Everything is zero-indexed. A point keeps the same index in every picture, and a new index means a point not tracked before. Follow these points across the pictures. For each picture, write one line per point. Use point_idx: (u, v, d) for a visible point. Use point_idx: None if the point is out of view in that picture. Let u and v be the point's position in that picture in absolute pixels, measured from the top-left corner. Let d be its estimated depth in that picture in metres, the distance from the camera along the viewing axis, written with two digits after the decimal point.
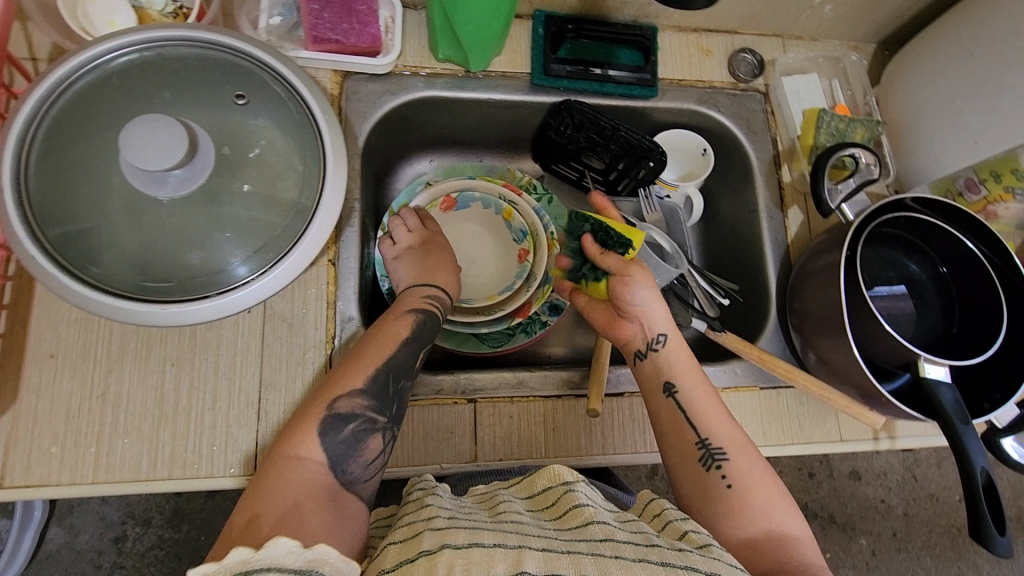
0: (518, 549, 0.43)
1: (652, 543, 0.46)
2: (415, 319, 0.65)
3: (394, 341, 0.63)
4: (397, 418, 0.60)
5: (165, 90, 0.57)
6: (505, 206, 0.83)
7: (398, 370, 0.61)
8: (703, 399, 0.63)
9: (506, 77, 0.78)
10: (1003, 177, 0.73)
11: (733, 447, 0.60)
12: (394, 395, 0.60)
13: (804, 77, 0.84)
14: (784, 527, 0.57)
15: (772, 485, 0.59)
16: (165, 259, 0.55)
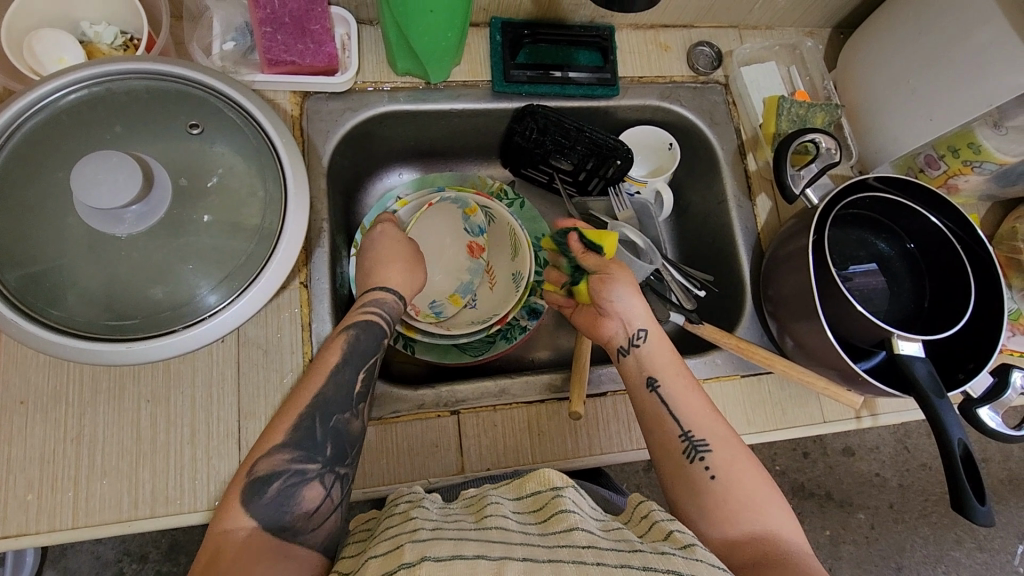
0: (500, 560, 0.42)
1: (634, 548, 0.46)
2: (348, 342, 0.59)
3: (321, 378, 0.57)
4: (335, 458, 0.55)
5: (117, 125, 0.56)
6: (470, 203, 0.81)
7: (324, 414, 0.55)
8: (685, 392, 0.63)
9: (467, 86, 0.78)
10: (961, 151, 0.73)
11: (716, 437, 0.60)
12: (327, 439, 0.55)
13: (762, 66, 0.85)
14: (768, 513, 0.57)
15: (757, 472, 0.59)
16: (128, 296, 0.54)
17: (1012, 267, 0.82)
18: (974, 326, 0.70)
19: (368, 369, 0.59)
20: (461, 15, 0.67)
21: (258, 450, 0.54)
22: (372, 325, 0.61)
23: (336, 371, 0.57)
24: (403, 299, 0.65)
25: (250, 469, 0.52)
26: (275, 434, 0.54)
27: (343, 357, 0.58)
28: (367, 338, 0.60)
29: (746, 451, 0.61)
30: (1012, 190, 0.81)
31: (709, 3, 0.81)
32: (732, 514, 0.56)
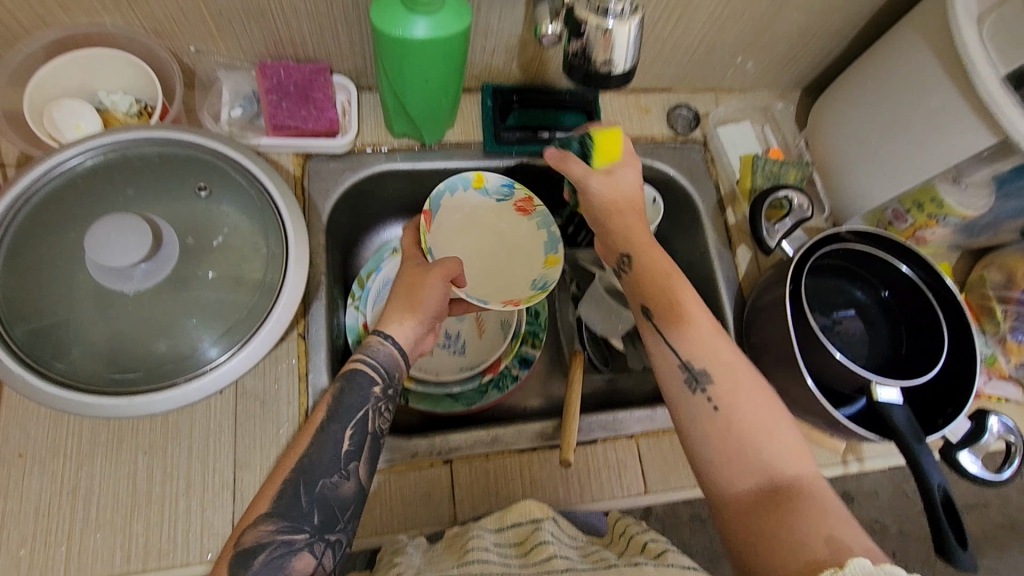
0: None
1: (609, 563, 0.51)
2: (337, 394, 0.58)
3: (306, 442, 0.56)
4: (323, 526, 0.53)
5: (129, 188, 0.59)
6: (472, 175, 0.80)
7: (308, 479, 0.53)
8: (686, 322, 0.64)
9: (460, 146, 0.83)
10: (925, 206, 0.78)
11: (725, 365, 0.61)
12: (313, 506, 0.53)
13: (737, 127, 0.91)
14: (776, 439, 0.58)
15: (762, 398, 0.60)
16: (132, 349, 0.56)
17: (983, 313, 0.85)
18: (949, 372, 0.73)
19: (357, 424, 0.57)
20: (455, 85, 0.71)
21: (246, 519, 0.52)
22: (357, 376, 0.59)
23: (323, 431, 0.56)
24: (402, 347, 0.63)
25: (237, 541, 0.51)
26: (263, 504, 0.53)
27: (329, 415, 0.57)
28: (353, 391, 0.58)
29: (753, 377, 0.62)
30: (978, 240, 0.85)
31: (686, 69, 0.88)
32: (738, 446, 0.58)
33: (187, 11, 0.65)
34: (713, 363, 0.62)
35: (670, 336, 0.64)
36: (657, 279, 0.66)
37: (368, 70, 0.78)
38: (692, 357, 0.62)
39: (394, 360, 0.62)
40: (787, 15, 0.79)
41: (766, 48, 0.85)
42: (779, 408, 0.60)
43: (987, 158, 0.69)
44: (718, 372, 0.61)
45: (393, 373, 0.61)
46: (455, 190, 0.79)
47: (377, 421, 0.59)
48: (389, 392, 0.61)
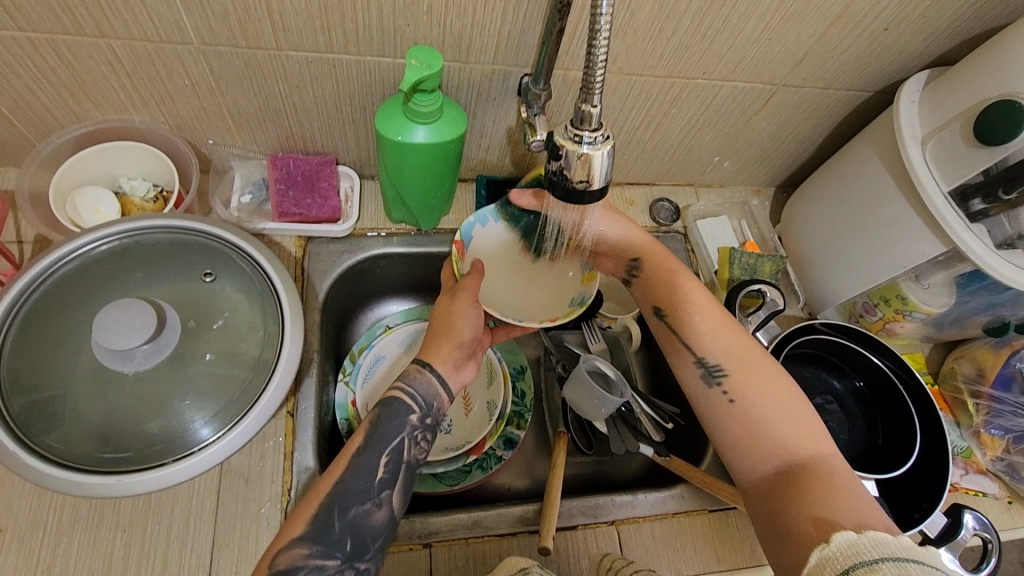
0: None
1: None
2: (375, 421, 0.62)
3: (340, 468, 0.58)
4: (353, 554, 0.55)
5: (138, 271, 0.63)
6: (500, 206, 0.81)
7: (341, 505, 0.56)
8: (702, 320, 0.71)
9: (453, 232, 0.88)
10: (892, 302, 0.82)
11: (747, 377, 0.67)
12: (344, 533, 0.55)
13: (716, 219, 0.96)
14: (787, 417, 0.64)
15: (780, 398, 0.65)
16: (124, 428, 0.58)
17: (957, 406, 0.88)
18: (921, 467, 0.75)
19: (391, 453, 0.60)
20: (450, 180, 0.77)
21: (278, 543, 0.54)
22: (395, 404, 0.63)
23: (358, 457, 0.59)
24: (439, 376, 0.66)
25: (270, 563, 0.53)
26: (296, 528, 0.55)
27: (366, 441, 0.60)
28: (391, 418, 0.62)
29: (769, 378, 0.67)
30: (946, 333, 0.89)
31: (667, 167, 0.95)
32: (750, 428, 0.64)
33: (209, 110, 0.71)
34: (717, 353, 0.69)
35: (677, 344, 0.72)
36: (669, 287, 0.75)
37: (371, 162, 0.85)
38: (710, 353, 0.69)
39: (433, 391, 0.65)
40: (757, 124, 0.86)
41: (739, 151, 0.92)
42: (797, 401, 0.65)
43: (942, 263, 0.74)
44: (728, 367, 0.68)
45: (431, 402, 0.65)
46: (487, 222, 0.80)
47: (414, 451, 0.62)
48: (426, 421, 0.64)
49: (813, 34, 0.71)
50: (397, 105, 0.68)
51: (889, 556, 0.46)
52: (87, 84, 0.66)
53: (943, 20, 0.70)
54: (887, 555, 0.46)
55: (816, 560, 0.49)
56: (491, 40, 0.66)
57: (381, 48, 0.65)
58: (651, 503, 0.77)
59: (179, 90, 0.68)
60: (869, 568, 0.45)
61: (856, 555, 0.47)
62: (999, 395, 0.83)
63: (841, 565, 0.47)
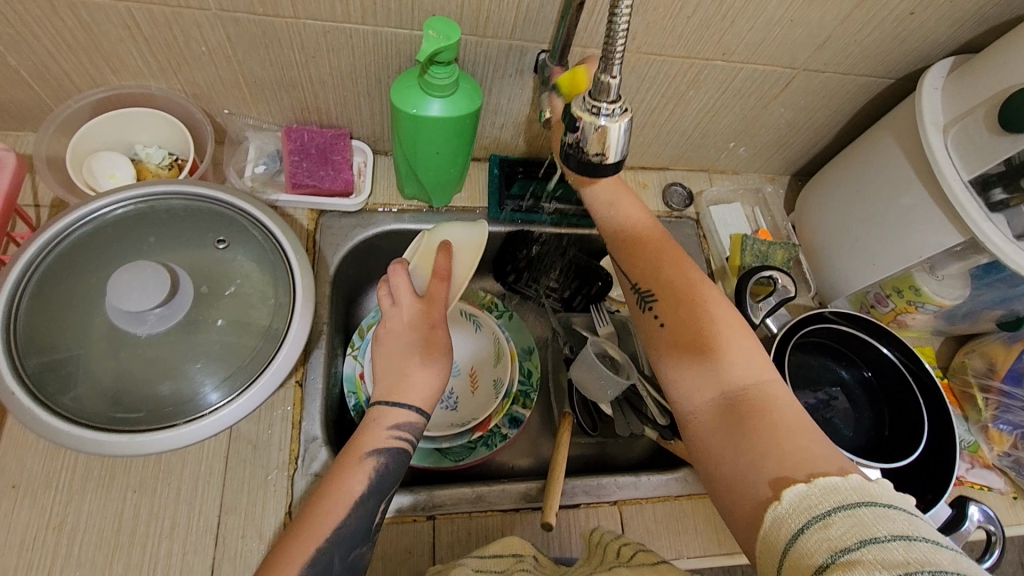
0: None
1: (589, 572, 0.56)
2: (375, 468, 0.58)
3: (343, 512, 0.55)
4: None
5: (151, 236, 0.64)
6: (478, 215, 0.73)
7: (342, 550, 0.54)
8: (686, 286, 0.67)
9: (465, 210, 0.89)
10: (905, 293, 0.81)
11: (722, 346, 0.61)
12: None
13: (729, 207, 0.96)
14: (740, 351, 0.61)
15: (736, 330, 0.62)
16: (136, 390, 0.59)
17: (965, 399, 0.88)
18: (928, 457, 0.75)
19: (387, 502, 0.59)
20: (462, 157, 0.77)
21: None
22: (398, 456, 0.59)
23: (360, 504, 0.56)
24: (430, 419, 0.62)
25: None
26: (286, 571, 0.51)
27: (370, 490, 0.57)
28: (394, 470, 0.59)
29: (722, 308, 0.64)
30: (958, 327, 0.88)
31: (681, 151, 0.94)
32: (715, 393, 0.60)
33: (225, 79, 0.71)
34: (676, 287, 0.66)
35: (636, 274, 0.70)
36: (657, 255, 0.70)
37: (385, 137, 0.85)
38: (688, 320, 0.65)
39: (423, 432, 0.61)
40: (775, 109, 0.85)
41: (756, 137, 0.91)
42: (748, 333, 0.63)
43: (957, 254, 0.73)
44: (680, 302, 0.65)
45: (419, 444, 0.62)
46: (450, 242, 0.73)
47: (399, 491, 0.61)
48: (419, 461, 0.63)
49: (836, 17, 0.69)
50: (412, 78, 0.67)
51: (841, 505, 0.44)
52: (105, 49, 0.66)
53: (971, 5, 0.69)
54: (839, 504, 0.44)
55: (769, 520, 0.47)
56: (509, 14, 0.65)
57: (399, 19, 0.65)
58: (654, 485, 0.77)
59: (196, 56, 0.68)
60: (824, 520, 0.44)
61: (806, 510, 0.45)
62: (1009, 390, 0.82)
63: (793, 523, 0.46)
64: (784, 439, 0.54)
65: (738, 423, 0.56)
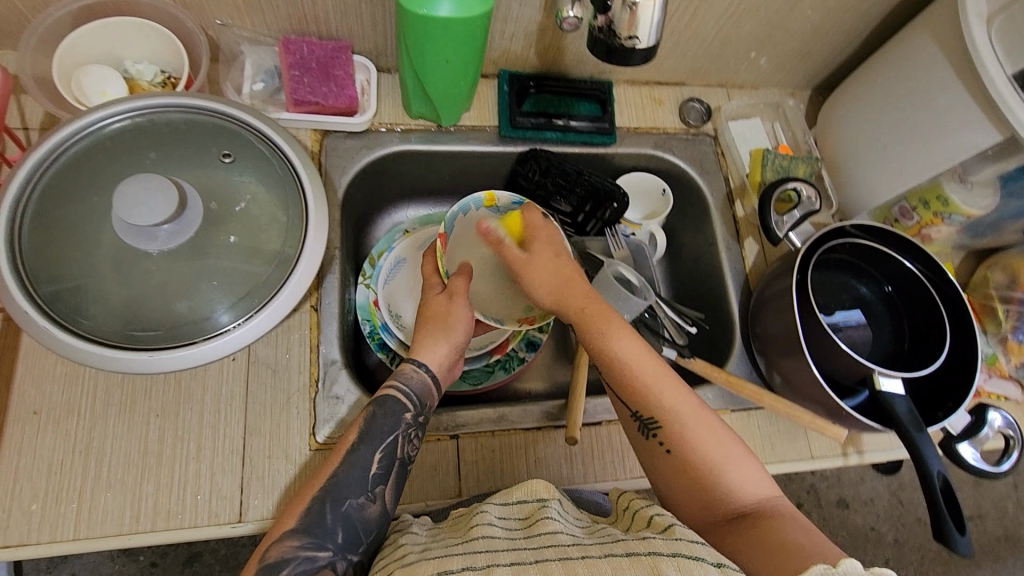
0: (486, 569, 0.45)
1: (617, 539, 0.49)
2: (368, 419, 0.61)
3: (335, 463, 0.58)
4: (346, 545, 0.54)
5: (151, 151, 0.60)
6: (483, 196, 0.78)
7: (334, 497, 0.55)
8: (638, 360, 0.62)
9: (475, 129, 0.85)
10: (931, 204, 0.79)
11: (685, 428, 0.59)
12: (337, 524, 0.54)
13: (748, 122, 0.93)
14: (703, 436, 0.59)
15: (725, 441, 0.59)
16: (152, 309, 0.57)
17: (987, 313, 0.87)
18: (950, 367, 0.74)
19: (384, 450, 0.59)
20: (473, 67, 0.72)
21: (268, 536, 0.52)
22: (389, 402, 0.62)
23: (353, 452, 0.58)
24: (434, 373, 0.65)
25: (261, 556, 0.51)
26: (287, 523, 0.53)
27: (360, 438, 0.59)
28: (385, 415, 0.61)
29: (703, 412, 0.61)
30: (982, 241, 0.87)
31: (700, 63, 0.89)
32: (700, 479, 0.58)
33: None
34: (658, 402, 0.61)
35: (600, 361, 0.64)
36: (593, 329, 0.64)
37: (388, 51, 0.80)
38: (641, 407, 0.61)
39: (427, 388, 0.64)
40: (801, 12, 0.80)
41: (780, 44, 0.86)
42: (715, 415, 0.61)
43: (993, 155, 0.71)
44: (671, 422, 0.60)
45: (425, 400, 0.64)
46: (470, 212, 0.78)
47: (405, 447, 0.61)
48: (419, 419, 0.63)
49: None
50: None
51: None
52: None
53: None
54: None
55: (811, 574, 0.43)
56: None
57: None
58: None
59: None
60: None
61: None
62: None
63: None
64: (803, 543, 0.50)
65: (747, 531, 0.53)
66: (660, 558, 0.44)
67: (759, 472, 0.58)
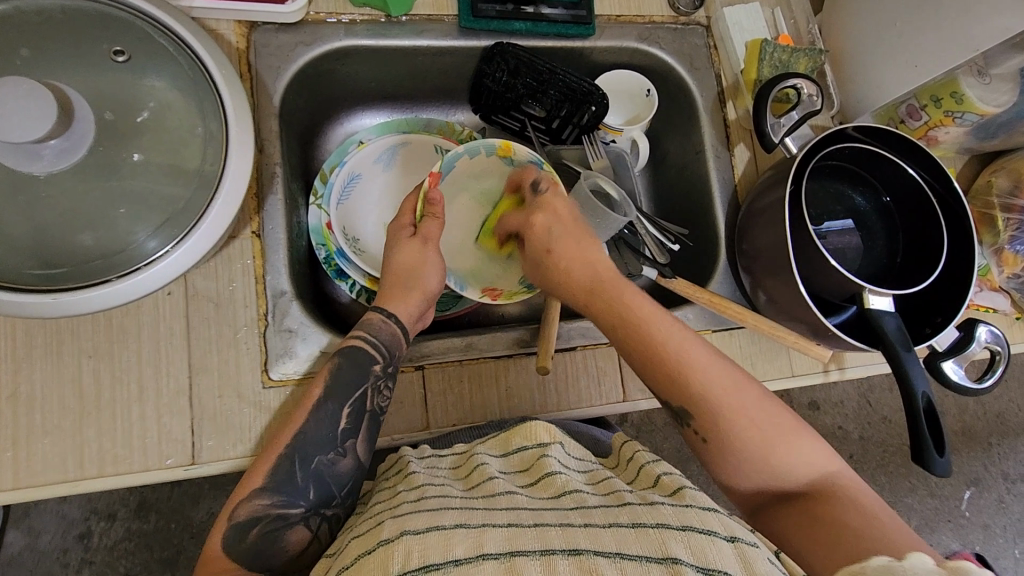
0: (480, 528, 0.44)
1: (623, 502, 0.48)
2: (334, 366, 0.61)
3: (301, 417, 0.58)
4: (318, 500, 0.57)
5: (24, 47, 0.50)
6: (498, 144, 0.69)
7: (303, 455, 0.57)
8: (661, 331, 0.59)
9: (431, 20, 0.73)
10: (943, 101, 0.72)
11: (725, 406, 0.57)
12: (308, 482, 0.57)
13: (746, 7, 0.80)
14: (753, 413, 0.57)
15: (769, 412, 0.57)
16: (54, 241, 0.50)
17: (984, 222, 0.81)
18: (945, 279, 0.70)
19: (353, 404, 0.60)
20: None
21: (239, 494, 0.56)
22: (357, 353, 0.61)
23: (318, 407, 0.59)
24: (403, 327, 0.64)
25: (232, 514, 0.55)
26: (256, 479, 0.56)
27: (327, 392, 0.59)
28: (352, 367, 0.61)
29: (743, 383, 0.58)
30: (991, 143, 0.79)
31: None
32: (758, 455, 0.55)
33: None
34: (701, 388, 0.57)
35: (623, 348, 0.61)
36: (608, 304, 0.61)
37: None
38: (669, 398, 0.59)
39: (396, 340, 0.64)
40: None
41: None
42: (750, 382, 0.59)
43: (1021, 44, 0.64)
44: (715, 413, 0.57)
45: (393, 351, 0.63)
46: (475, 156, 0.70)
47: (375, 399, 0.61)
48: (388, 369, 0.63)
49: None
50: None
51: None
52: None
53: None
54: None
55: (870, 565, 0.42)
56: None
57: None
58: None
59: None
60: None
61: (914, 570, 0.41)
62: None
63: None
64: (867, 528, 0.49)
65: (809, 520, 0.52)
66: (668, 535, 0.43)
67: (818, 442, 0.57)
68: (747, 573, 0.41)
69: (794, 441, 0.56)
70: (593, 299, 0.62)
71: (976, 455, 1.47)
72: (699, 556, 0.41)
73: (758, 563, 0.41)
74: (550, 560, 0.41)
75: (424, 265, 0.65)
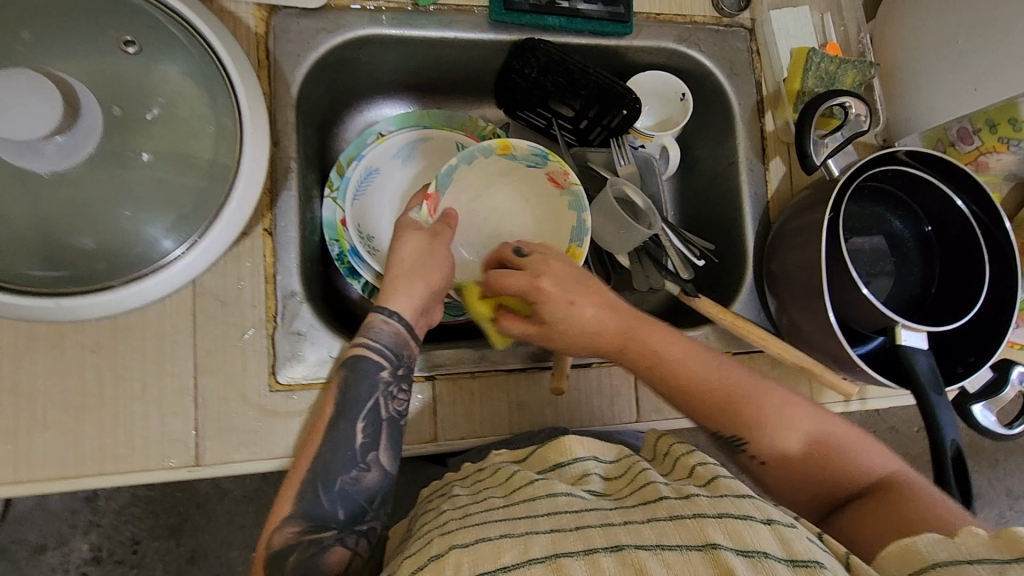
0: (525, 536, 0.41)
1: (658, 497, 0.44)
2: (340, 385, 0.57)
3: (317, 440, 0.55)
4: (350, 520, 0.54)
5: (25, 30, 0.47)
6: (495, 144, 0.69)
7: (325, 480, 0.54)
8: (687, 357, 0.58)
9: (460, 11, 0.70)
10: (999, 127, 0.68)
11: (766, 423, 0.56)
12: (335, 505, 0.54)
13: (794, 11, 0.76)
14: (799, 425, 0.56)
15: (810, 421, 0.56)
16: (56, 241, 0.48)
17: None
18: (981, 318, 0.67)
19: (366, 418, 0.56)
20: None
21: (267, 527, 0.53)
22: (362, 364, 0.58)
23: (330, 428, 0.56)
24: (407, 322, 0.59)
25: (265, 546, 0.52)
26: (283, 507, 0.54)
27: (337, 410, 0.56)
28: (359, 380, 0.57)
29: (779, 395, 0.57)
30: None
31: None
32: (813, 465, 0.55)
33: None
34: (748, 413, 0.56)
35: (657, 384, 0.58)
36: (644, 346, 0.58)
37: None
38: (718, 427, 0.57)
39: (399, 338, 0.59)
40: None
41: None
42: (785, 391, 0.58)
43: None
44: (763, 426, 0.56)
45: (399, 352, 0.59)
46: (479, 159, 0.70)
47: (390, 406, 0.58)
48: (398, 373, 0.59)
49: None
50: None
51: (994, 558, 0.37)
52: None
53: None
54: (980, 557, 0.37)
55: (919, 540, 0.40)
56: None
57: None
58: None
59: None
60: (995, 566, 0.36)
61: (966, 547, 0.38)
62: None
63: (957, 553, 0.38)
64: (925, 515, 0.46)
65: (869, 512, 0.49)
66: (706, 523, 0.39)
67: (850, 433, 0.57)
68: (788, 555, 0.37)
69: (837, 444, 0.55)
70: (625, 344, 0.59)
71: (982, 470, 1.44)
72: (739, 541, 0.38)
73: (798, 544, 0.38)
74: (594, 559, 0.38)
75: (431, 256, 0.61)
